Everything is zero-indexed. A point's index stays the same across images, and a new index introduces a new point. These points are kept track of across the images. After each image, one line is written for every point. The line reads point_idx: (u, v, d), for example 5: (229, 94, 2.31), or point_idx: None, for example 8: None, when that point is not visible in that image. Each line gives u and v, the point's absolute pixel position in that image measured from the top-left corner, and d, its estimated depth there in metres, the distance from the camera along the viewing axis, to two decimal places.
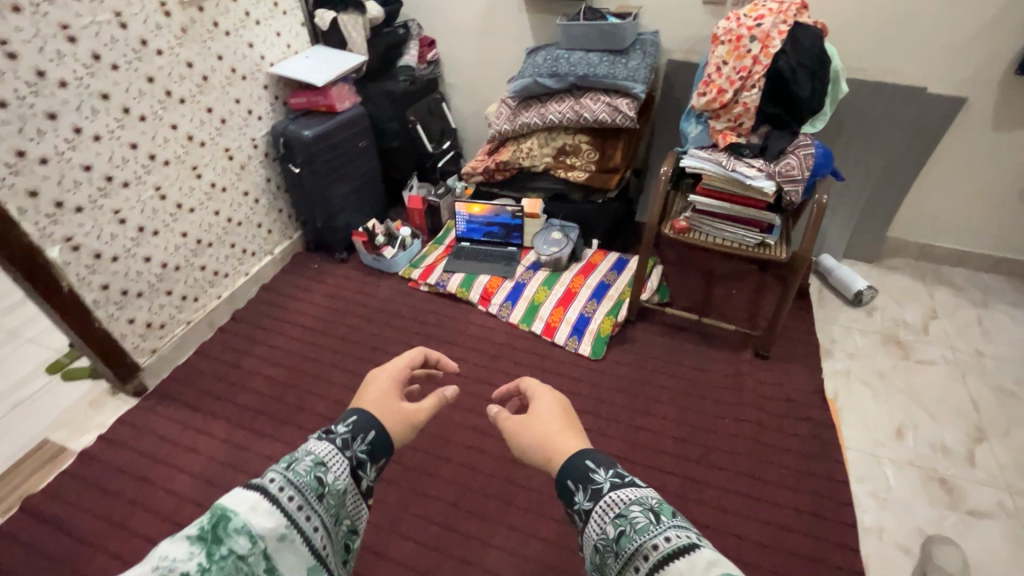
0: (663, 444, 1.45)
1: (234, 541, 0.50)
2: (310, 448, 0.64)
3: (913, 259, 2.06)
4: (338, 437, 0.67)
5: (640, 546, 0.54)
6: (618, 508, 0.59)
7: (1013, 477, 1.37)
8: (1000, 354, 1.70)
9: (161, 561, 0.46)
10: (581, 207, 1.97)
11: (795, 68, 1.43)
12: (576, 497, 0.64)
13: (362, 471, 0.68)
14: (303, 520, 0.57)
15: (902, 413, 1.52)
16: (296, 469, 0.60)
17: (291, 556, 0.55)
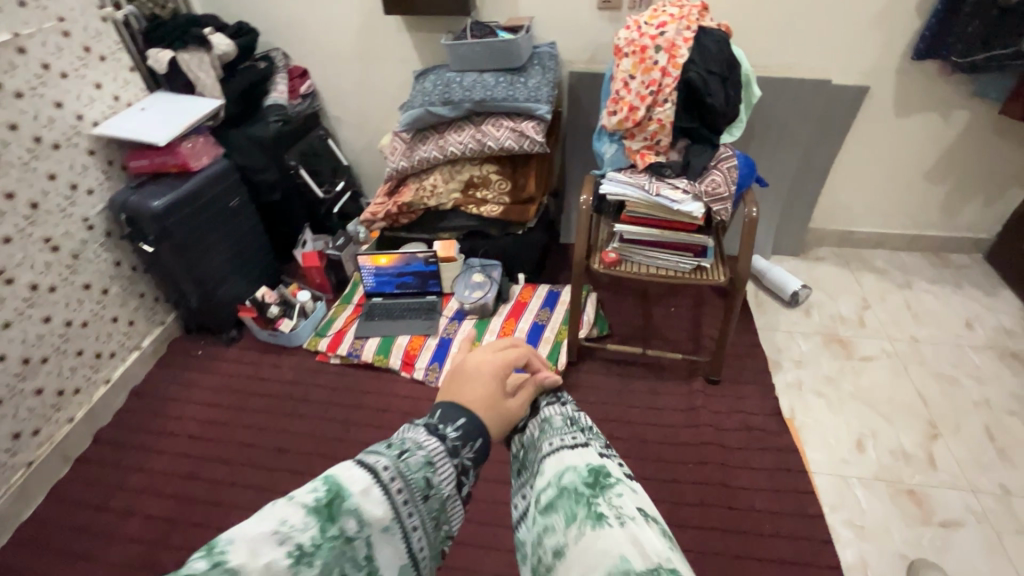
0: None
1: (343, 522, 0.56)
2: (423, 442, 0.64)
3: (836, 247, 2.05)
4: (449, 439, 0.65)
5: (554, 437, 0.67)
6: (543, 420, 0.72)
7: (973, 474, 1.34)
8: (933, 337, 1.70)
9: (281, 526, 0.53)
10: (501, 242, 1.78)
11: (706, 76, 1.31)
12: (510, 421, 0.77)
13: (465, 477, 0.66)
14: (404, 517, 0.60)
15: (858, 421, 1.47)
16: (407, 463, 0.62)
17: (388, 545, 0.60)
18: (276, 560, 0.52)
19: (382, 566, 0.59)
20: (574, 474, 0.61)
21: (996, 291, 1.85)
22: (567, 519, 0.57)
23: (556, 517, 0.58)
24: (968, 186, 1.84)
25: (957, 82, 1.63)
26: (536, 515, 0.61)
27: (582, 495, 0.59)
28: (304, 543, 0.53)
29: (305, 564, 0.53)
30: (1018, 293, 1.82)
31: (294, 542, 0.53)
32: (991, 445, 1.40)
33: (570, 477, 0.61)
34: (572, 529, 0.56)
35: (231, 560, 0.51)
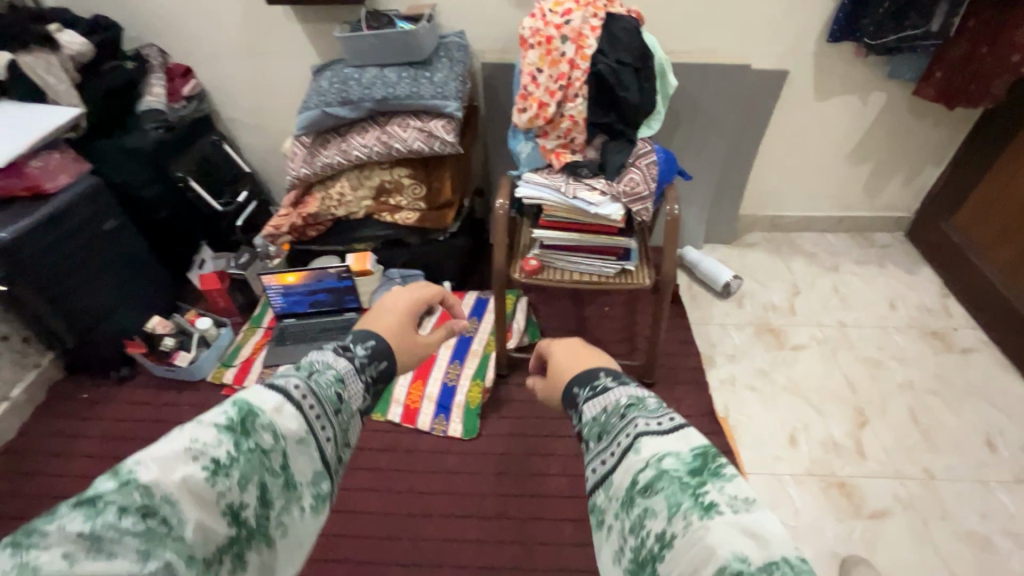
0: (561, 534, 1.23)
1: (260, 435, 0.55)
2: (330, 363, 0.67)
3: (767, 232, 2.04)
4: (356, 358, 0.70)
5: (636, 418, 0.60)
6: (621, 396, 0.64)
7: (899, 460, 1.35)
8: (860, 320, 1.71)
9: (193, 444, 0.51)
10: (421, 250, 1.66)
11: (616, 68, 1.22)
12: (579, 397, 0.68)
13: (368, 396, 0.70)
14: (317, 430, 0.61)
15: (791, 415, 1.45)
16: (315, 382, 0.63)
17: (304, 458, 0.60)
18: (192, 475, 0.50)
19: (297, 476, 0.59)
20: (674, 457, 0.53)
21: (916, 268, 1.89)
22: (671, 513, 0.50)
23: (656, 506, 0.51)
24: (887, 165, 1.85)
25: (872, 63, 1.61)
26: (630, 498, 0.54)
27: (684, 483, 0.51)
28: (221, 457, 0.52)
29: (222, 476, 0.52)
30: (937, 269, 1.86)
31: (210, 456, 0.51)
32: (915, 427, 1.42)
33: (671, 459, 0.53)
34: (680, 523, 0.49)
35: (141, 479, 0.47)
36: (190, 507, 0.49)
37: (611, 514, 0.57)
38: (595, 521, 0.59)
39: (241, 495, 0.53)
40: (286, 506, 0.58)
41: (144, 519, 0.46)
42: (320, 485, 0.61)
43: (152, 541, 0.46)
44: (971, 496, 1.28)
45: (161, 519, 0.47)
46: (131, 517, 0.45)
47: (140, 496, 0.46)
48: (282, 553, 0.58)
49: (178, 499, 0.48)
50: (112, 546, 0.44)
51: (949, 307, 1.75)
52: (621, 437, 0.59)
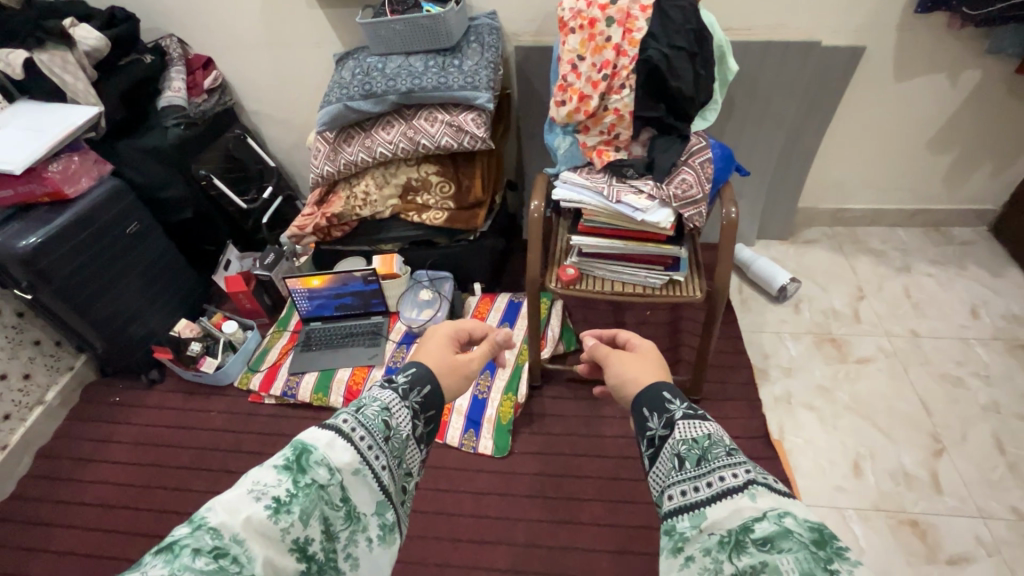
0: (596, 566, 1.14)
1: (316, 471, 0.54)
2: (376, 395, 0.65)
3: (828, 226, 1.84)
4: (398, 386, 0.67)
5: (743, 459, 0.56)
6: (721, 430, 0.61)
7: (982, 497, 1.20)
8: (936, 330, 1.53)
9: (255, 485, 0.50)
10: (450, 251, 1.56)
11: (670, 54, 1.08)
12: (669, 412, 0.65)
13: (419, 421, 0.67)
14: (372, 461, 0.59)
15: (855, 439, 1.31)
16: (364, 414, 0.61)
17: (364, 490, 0.57)
18: (255, 515, 0.49)
19: (361, 509, 0.57)
20: (798, 523, 0.48)
21: (1002, 269, 1.67)
22: None
23: (777, 564, 0.45)
24: (976, 154, 1.62)
25: (967, 37, 1.39)
26: (733, 544, 0.49)
27: (813, 553, 0.45)
28: (281, 495, 0.50)
29: (285, 514, 0.50)
30: None
31: (271, 495, 0.50)
32: (1000, 458, 1.26)
33: (794, 520, 0.48)
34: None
35: (210, 523, 0.47)
36: (259, 546, 0.48)
37: (697, 547, 0.52)
38: (670, 547, 0.54)
39: (305, 533, 0.51)
40: (355, 539, 0.56)
41: (214, 559, 0.45)
42: (386, 516, 0.59)
43: None
44: None
45: (232, 558, 0.46)
46: (202, 559, 0.45)
47: (210, 539, 0.46)
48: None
49: (245, 539, 0.47)
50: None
51: None
52: (725, 473, 0.55)
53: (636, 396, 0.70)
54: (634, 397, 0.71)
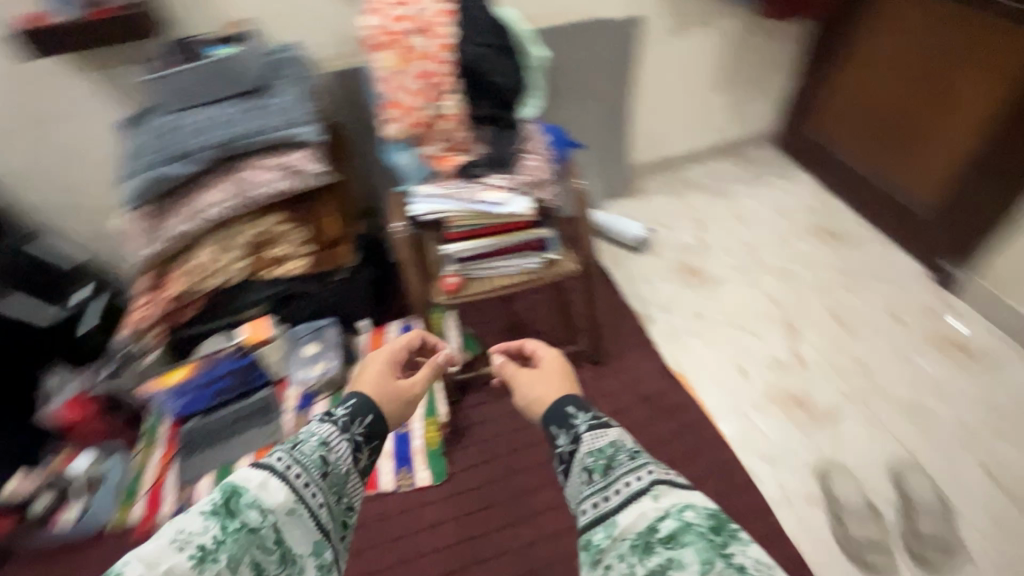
0: (564, 548, 1.18)
1: (246, 514, 0.59)
2: (315, 430, 0.72)
3: (660, 174, 2.07)
4: (338, 419, 0.75)
5: (645, 462, 0.65)
6: (625, 438, 0.71)
7: (833, 359, 1.45)
8: (763, 237, 1.81)
9: (179, 534, 0.55)
10: (324, 296, 1.47)
11: (481, 52, 1.15)
12: (577, 427, 0.74)
13: (359, 453, 0.75)
14: (307, 498, 0.64)
15: (733, 346, 1.51)
16: (299, 450, 0.68)
17: (297, 530, 0.62)
18: (177, 566, 0.53)
19: (295, 550, 0.62)
20: (697, 513, 0.57)
21: (792, 174, 2.02)
22: (699, 566, 0.52)
23: (682, 557, 0.53)
24: (748, 87, 1.94)
25: None
26: (646, 545, 0.56)
27: (711, 540, 0.54)
28: (206, 542, 0.55)
29: (210, 562, 0.55)
30: (810, 171, 2.00)
31: (196, 544, 0.55)
32: (836, 324, 1.53)
33: (693, 510, 0.58)
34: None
35: None
36: None
37: (614, 553, 0.58)
38: (588, 560, 0.60)
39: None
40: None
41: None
42: (323, 555, 0.65)
43: None
44: (899, 371, 1.41)
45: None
46: None
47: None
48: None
49: None
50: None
51: (829, 203, 1.89)
52: (631, 478, 0.63)
53: (545, 411, 0.80)
54: (543, 415, 0.81)
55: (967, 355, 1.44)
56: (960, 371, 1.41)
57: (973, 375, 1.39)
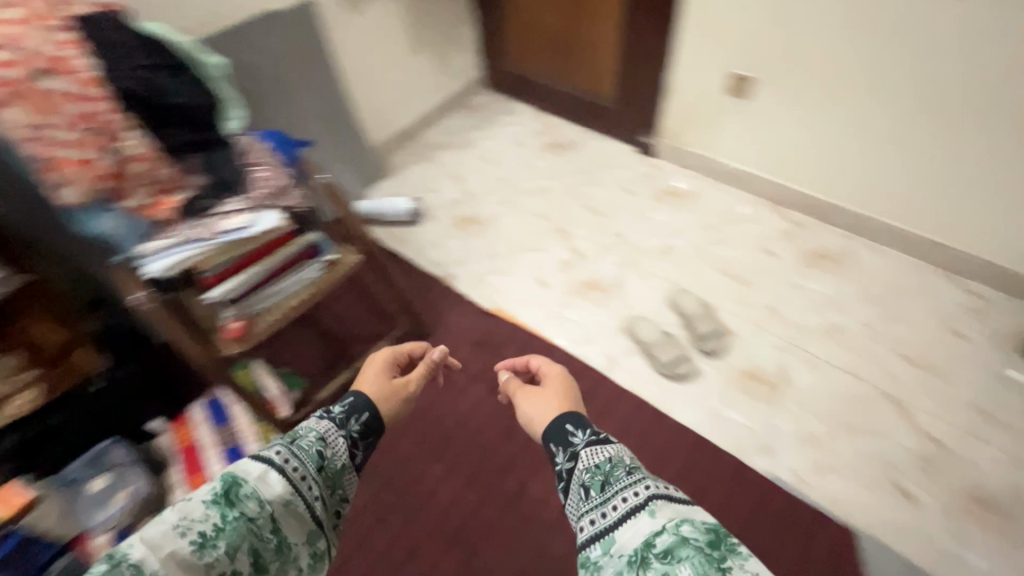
0: (481, 519, 1.24)
1: (244, 505, 0.57)
2: (312, 428, 0.76)
3: (406, 148, 2.15)
4: (335, 417, 0.81)
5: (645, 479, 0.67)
6: (626, 456, 0.73)
7: (599, 241, 1.74)
8: (512, 168, 2.03)
9: (181, 520, 0.53)
10: (86, 418, 1.20)
11: (142, 74, 1.04)
12: (575, 444, 0.78)
13: (353, 449, 0.79)
14: (303, 492, 0.64)
15: (527, 266, 1.70)
16: (297, 446, 0.70)
17: (293, 522, 0.62)
18: (180, 551, 0.51)
19: (290, 540, 0.61)
20: (696, 526, 0.57)
21: (512, 106, 2.26)
22: None
23: (677, 570, 0.52)
24: (441, 41, 2.08)
25: None
26: (640, 561, 0.56)
27: (707, 554, 0.53)
28: (208, 531, 0.54)
29: (210, 549, 0.53)
30: (524, 101, 2.25)
31: (198, 530, 0.53)
32: (591, 214, 1.83)
33: (691, 519, 0.58)
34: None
35: (130, 558, 0.49)
36: None
37: (611, 569, 0.59)
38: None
39: (230, 565, 0.54)
40: (286, 567, 0.60)
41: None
42: (316, 544, 0.64)
43: None
44: (645, 229, 1.76)
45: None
46: None
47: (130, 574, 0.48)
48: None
49: None
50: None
51: (549, 120, 2.18)
52: (629, 493, 0.65)
53: (546, 428, 0.85)
54: (546, 429, 0.85)
55: (680, 197, 1.83)
56: (680, 210, 1.80)
57: (689, 209, 1.79)
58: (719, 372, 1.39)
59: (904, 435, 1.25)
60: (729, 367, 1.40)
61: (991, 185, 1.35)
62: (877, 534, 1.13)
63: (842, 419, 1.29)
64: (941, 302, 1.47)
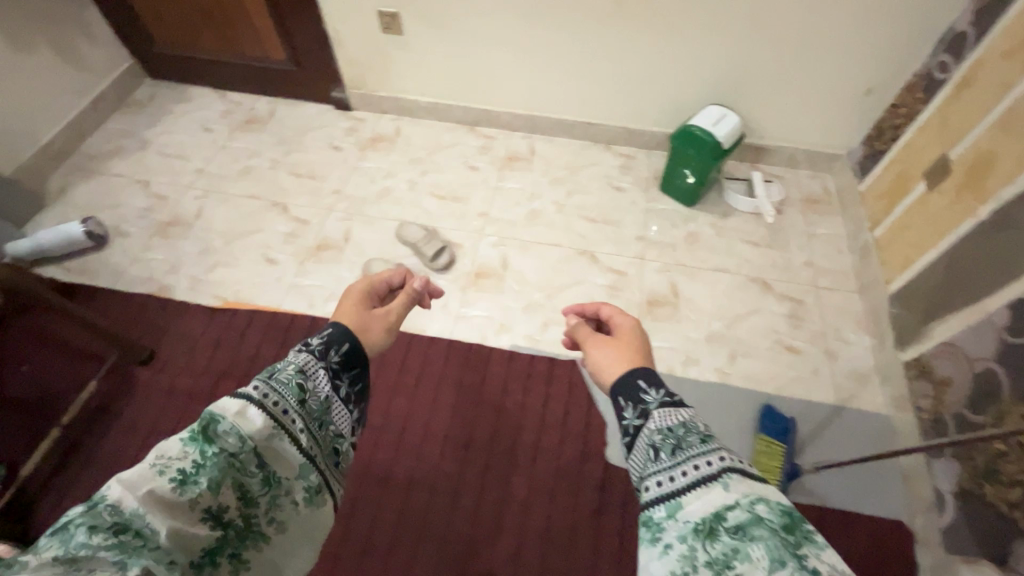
0: (422, 479, 1.24)
1: (222, 440, 0.56)
2: (291, 359, 0.70)
3: (63, 167, 1.82)
4: (314, 348, 0.73)
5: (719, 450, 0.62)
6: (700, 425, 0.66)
7: (319, 203, 1.74)
8: (205, 156, 1.87)
9: (160, 459, 0.53)
10: None
11: None
12: (644, 401, 0.71)
13: (338, 380, 0.73)
14: (288, 425, 0.62)
15: (251, 249, 1.63)
16: (277, 379, 0.66)
17: (280, 454, 0.61)
18: (157, 489, 0.51)
19: (281, 473, 0.60)
20: (763, 505, 0.54)
21: (187, 94, 2.06)
22: (769, 564, 0.48)
23: (749, 550, 0.50)
24: (56, 32, 1.74)
25: None
26: (708, 531, 0.54)
27: (783, 537, 0.50)
28: (186, 468, 0.53)
29: (192, 484, 0.53)
30: (197, 84, 2.07)
31: (177, 467, 0.53)
32: (305, 179, 1.81)
33: (752, 492, 0.56)
34: None
35: (108, 499, 0.49)
36: (161, 515, 0.50)
37: (673, 534, 0.56)
38: (649, 538, 0.58)
39: (217, 500, 0.54)
40: (279, 498, 0.60)
41: (115, 536, 0.47)
42: (310, 477, 0.63)
43: (124, 551, 0.46)
44: (360, 179, 1.81)
45: (133, 533, 0.48)
46: (100, 534, 0.46)
47: (107, 515, 0.48)
48: (279, 549, 0.60)
49: (145, 512, 0.49)
50: (88, 563, 0.44)
51: (233, 99, 2.04)
52: (700, 459, 0.61)
53: (617, 379, 0.77)
54: (616, 380, 0.77)
55: (387, 141, 1.91)
56: (388, 153, 1.88)
57: (396, 150, 1.89)
58: (453, 281, 1.55)
59: (597, 276, 1.57)
60: (461, 273, 1.57)
61: (603, 73, 1.68)
62: None
63: (552, 281, 1.56)
64: (602, 168, 1.83)
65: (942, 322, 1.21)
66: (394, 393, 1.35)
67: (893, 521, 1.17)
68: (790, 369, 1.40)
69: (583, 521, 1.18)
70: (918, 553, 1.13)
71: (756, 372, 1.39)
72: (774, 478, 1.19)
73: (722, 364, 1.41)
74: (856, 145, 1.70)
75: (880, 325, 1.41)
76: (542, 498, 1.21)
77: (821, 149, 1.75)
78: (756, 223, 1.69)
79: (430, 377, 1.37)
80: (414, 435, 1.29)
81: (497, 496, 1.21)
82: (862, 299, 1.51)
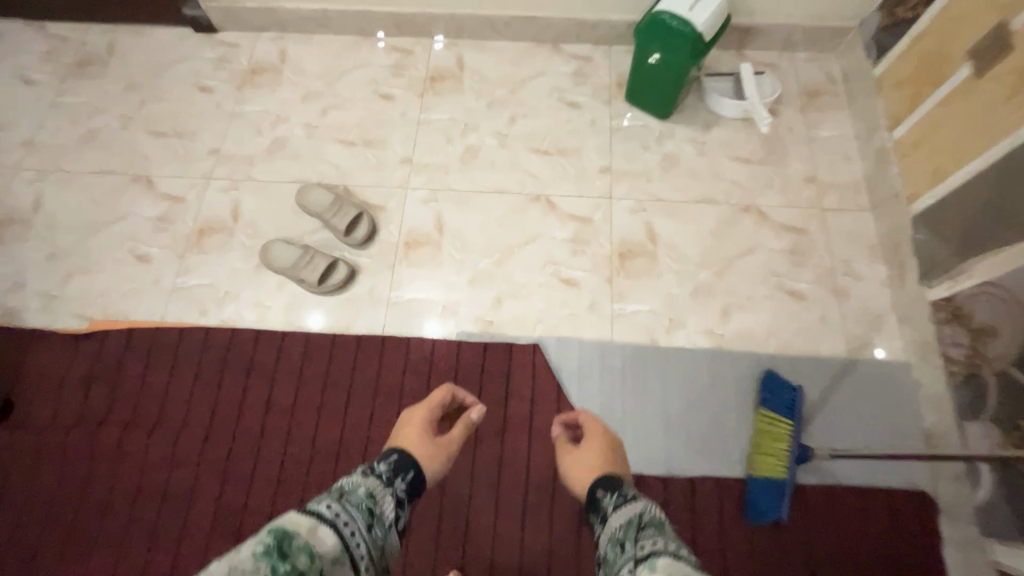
0: None
1: (298, 555, 0.59)
2: (357, 483, 0.77)
3: None
4: (383, 473, 0.82)
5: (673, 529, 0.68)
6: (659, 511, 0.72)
7: (193, 171, 1.35)
8: (31, 122, 1.41)
9: (237, 564, 0.55)
10: None
11: None
12: (606, 506, 0.78)
13: (400, 508, 0.80)
14: (353, 546, 0.66)
15: (114, 245, 1.27)
16: (345, 501, 0.72)
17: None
18: None
19: None
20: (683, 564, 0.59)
21: None
22: None
23: None
24: None
25: None
26: None
27: None
28: None
29: None
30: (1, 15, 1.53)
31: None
32: (169, 138, 1.39)
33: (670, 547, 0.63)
34: None
35: None
36: None
37: None
38: None
39: None
40: None
41: None
42: None
43: None
44: (242, 130, 1.40)
45: None
46: None
47: None
48: None
49: None
50: None
51: (55, 33, 1.52)
52: (645, 541, 0.64)
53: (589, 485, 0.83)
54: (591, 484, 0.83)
55: (269, 71, 1.46)
56: (273, 89, 1.44)
57: (283, 83, 1.45)
58: (378, 258, 1.24)
59: (555, 228, 1.26)
60: (386, 246, 1.25)
61: None
62: (557, 330, 1.16)
63: (501, 241, 1.25)
64: (550, 79, 1.43)
65: (990, 256, 0.96)
66: (354, 405, 1.10)
67: (915, 491, 1.01)
68: (794, 319, 1.17)
69: (586, 541, 1.00)
70: (943, 526, 0.99)
71: (755, 328, 1.16)
72: (783, 464, 0.99)
73: (713, 324, 1.17)
74: (870, 14, 1.32)
75: (901, 254, 1.16)
76: (509, 524, 1.01)
77: (826, 23, 1.37)
78: (746, 133, 1.36)
79: (361, 391, 1.11)
80: (351, 467, 1.06)
81: (457, 527, 1.01)
82: (876, 219, 1.25)
